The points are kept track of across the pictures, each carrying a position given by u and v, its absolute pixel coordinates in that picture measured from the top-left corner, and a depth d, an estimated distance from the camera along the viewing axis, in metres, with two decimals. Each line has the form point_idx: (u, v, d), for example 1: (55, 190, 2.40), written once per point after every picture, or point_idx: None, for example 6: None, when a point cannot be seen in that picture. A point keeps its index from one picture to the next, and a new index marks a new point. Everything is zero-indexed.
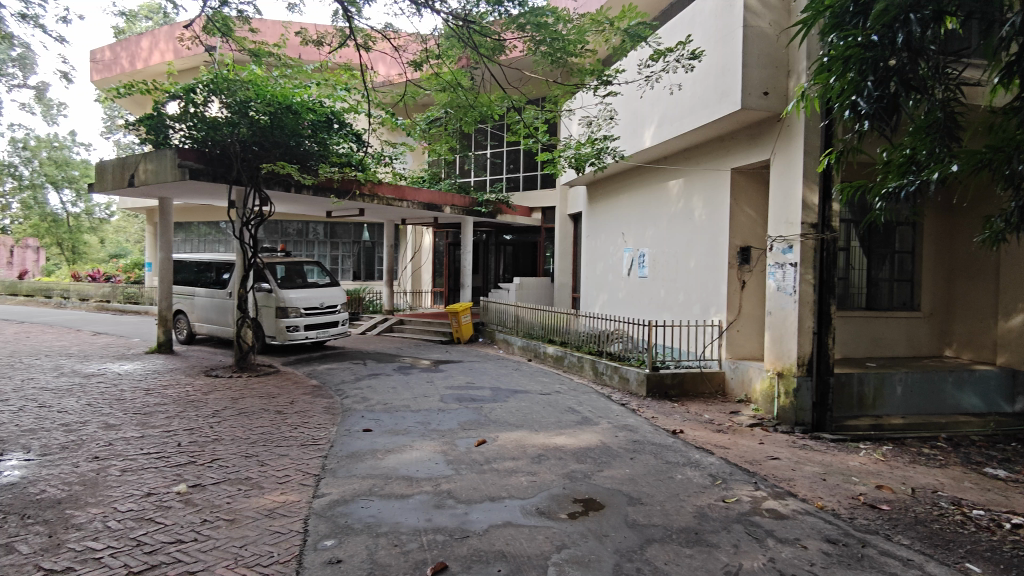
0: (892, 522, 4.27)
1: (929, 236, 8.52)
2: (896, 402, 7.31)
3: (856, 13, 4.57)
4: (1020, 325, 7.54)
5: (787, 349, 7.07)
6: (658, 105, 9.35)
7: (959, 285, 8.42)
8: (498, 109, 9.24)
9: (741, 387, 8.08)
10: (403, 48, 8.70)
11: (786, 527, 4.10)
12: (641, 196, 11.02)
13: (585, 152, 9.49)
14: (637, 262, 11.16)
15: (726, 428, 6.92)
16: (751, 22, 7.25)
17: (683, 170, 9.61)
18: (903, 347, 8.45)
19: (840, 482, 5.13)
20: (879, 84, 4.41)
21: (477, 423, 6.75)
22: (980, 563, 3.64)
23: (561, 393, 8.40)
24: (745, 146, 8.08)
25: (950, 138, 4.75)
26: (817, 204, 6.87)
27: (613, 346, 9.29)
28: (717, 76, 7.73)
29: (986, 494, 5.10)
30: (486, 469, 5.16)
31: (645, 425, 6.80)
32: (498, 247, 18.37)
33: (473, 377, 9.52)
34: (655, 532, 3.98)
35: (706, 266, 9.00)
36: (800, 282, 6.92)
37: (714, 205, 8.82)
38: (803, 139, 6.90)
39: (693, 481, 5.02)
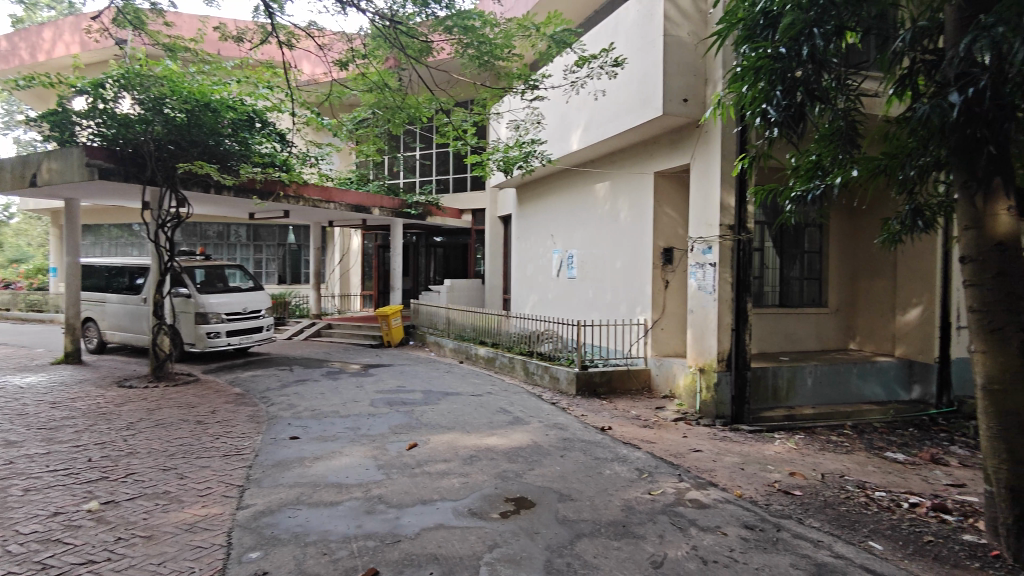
0: (803, 506, 4.53)
1: (836, 237, 9.07)
2: (808, 393, 7.75)
3: (766, 26, 4.78)
4: (915, 319, 8.13)
5: (708, 346, 7.38)
6: (583, 110, 9.56)
7: (862, 283, 9.00)
8: (425, 111, 9.21)
9: (666, 383, 8.36)
10: (328, 47, 8.55)
11: (707, 516, 4.29)
12: (569, 198, 11.21)
13: (514, 155, 9.59)
14: (565, 263, 11.34)
15: (651, 423, 7.15)
16: (671, 31, 7.54)
17: (610, 174, 9.85)
18: (813, 341, 8.96)
19: (756, 471, 5.40)
20: (787, 94, 4.67)
21: (408, 426, 6.70)
22: (881, 541, 3.91)
23: (492, 394, 8.45)
24: (667, 150, 8.36)
25: (851, 145, 5.08)
26: (733, 206, 7.22)
27: (544, 346, 9.43)
28: (640, 83, 7.97)
29: (888, 476, 5.48)
30: (417, 473, 5.14)
31: (575, 423, 6.93)
32: (428, 249, 18.30)
33: (404, 381, 9.43)
34: (584, 527, 4.07)
35: (632, 266, 9.26)
36: (719, 281, 7.23)
37: (638, 207, 9.09)
38: (721, 145, 7.21)
39: (620, 475, 5.17)
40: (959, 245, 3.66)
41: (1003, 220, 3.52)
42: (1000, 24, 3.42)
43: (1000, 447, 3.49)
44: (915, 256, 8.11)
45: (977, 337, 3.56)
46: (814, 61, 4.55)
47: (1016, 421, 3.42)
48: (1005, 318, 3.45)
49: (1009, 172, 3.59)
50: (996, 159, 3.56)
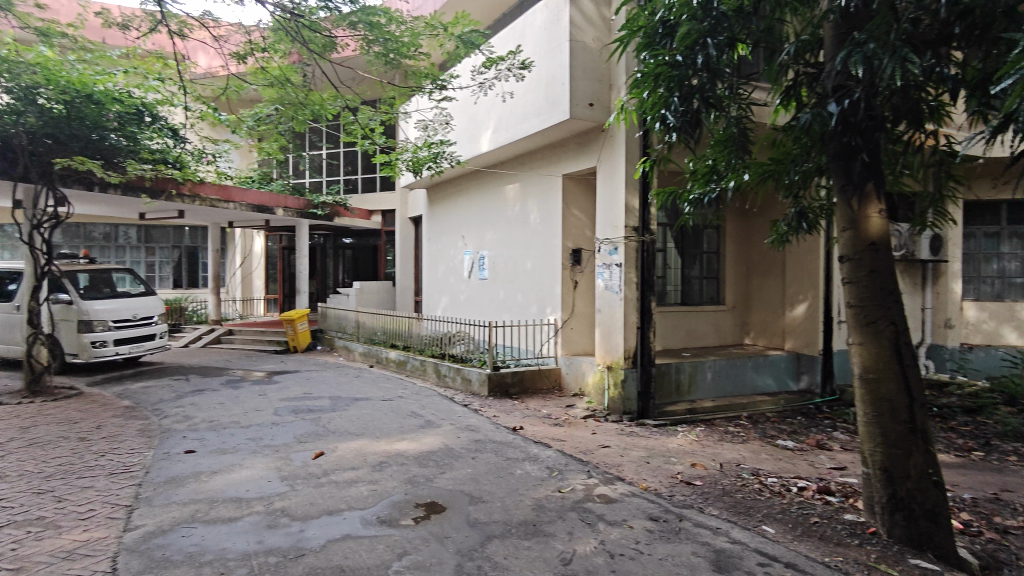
0: (703, 495, 4.74)
1: (731, 237, 9.57)
2: (707, 387, 8.11)
3: (664, 35, 4.97)
4: (802, 314, 8.70)
5: (615, 344, 7.59)
6: (492, 111, 9.61)
7: (755, 281, 9.53)
8: (330, 108, 8.94)
9: (576, 382, 8.53)
10: (225, 38, 8.13)
11: (614, 510, 4.40)
12: (479, 199, 11.23)
13: (422, 155, 9.50)
14: (476, 264, 11.33)
15: (562, 421, 7.26)
16: (577, 36, 7.72)
17: (519, 175, 9.94)
18: (712, 337, 9.39)
19: (661, 464, 5.60)
20: (684, 100, 4.88)
21: (315, 434, 6.47)
22: (774, 524, 4.15)
23: (403, 398, 8.32)
24: (574, 153, 8.54)
25: (743, 150, 5.39)
26: (637, 208, 7.47)
27: (455, 348, 9.37)
28: (547, 86, 8.09)
29: (779, 463, 5.83)
30: (324, 482, 4.97)
31: (487, 424, 6.94)
32: (336, 251, 17.87)
33: (310, 387, 9.11)
34: (495, 528, 4.07)
35: (542, 267, 9.38)
36: (625, 280, 7.47)
37: (547, 209, 9.23)
38: (625, 148, 7.44)
39: (531, 474, 5.21)
40: (839, 245, 3.94)
41: (874, 222, 3.80)
42: (871, 42, 3.72)
43: (875, 431, 3.76)
44: (800, 256, 8.69)
45: (853, 329, 3.83)
46: (708, 69, 4.77)
47: (888, 407, 3.70)
48: (877, 313, 3.73)
49: (880, 178, 3.89)
50: (869, 166, 3.87)
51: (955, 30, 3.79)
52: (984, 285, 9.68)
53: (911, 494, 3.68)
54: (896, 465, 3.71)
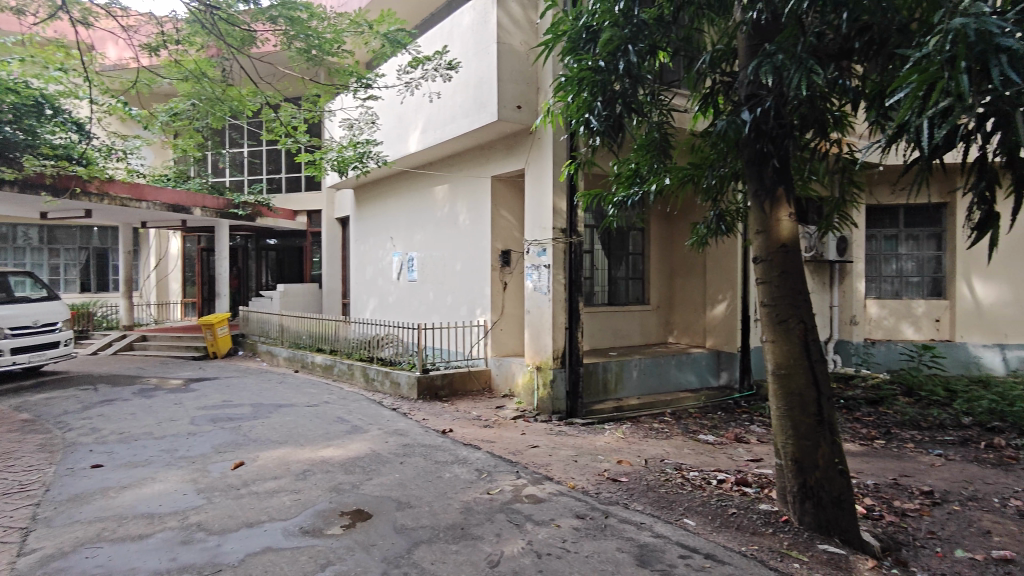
0: (629, 491, 4.85)
1: (655, 239, 9.83)
2: (633, 385, 8.30)
3: (588, 40, 5.05)
4: (722, 313, 9.05)
5: (544, 344, 7.66)
6: (419, 112, 9.51)
7: (678, 282, 9.84)
8: (250, 104, 8.60)
9: (505, 383, 8.56)
10: (134, 28, 7.69)
11: (542, 510, 4.44)
12: (407, 200, 11.09)
13: (348, 155, 9.31)
14: (405, 266, 11.19)
15: (492, 423, 7.26)
16: (504, 39, 7.75)
17: (448, 176, 9.88)
18: (637, 336, 9.62)
19: (588, 462, 5.69)
20: (607, 105, 4.98)
21: (235, 444, 6.21)
22: (694, 517, 4.29)
23: (329, 404, 8.11)
24: (502, 155, 8.57)
25: (664, 155, 5.54)
26: (565, 210, 7.57)
27: (384, 351, 9.23)
28: (475, 87, 8.08)
29: (700, 457, 6.04)
30: (244, 493, 4.77)
31: (415, 428, 6.86)
32: (259, 253, 17.29)
33: (230, 394, 8.74)
34: (422, 533, 4.03)
35: (471, 268, 9.36)
36: (553, 281, 7.55)
37: (476, 211, 9.21)
38: (553, 151, 7.53)
39: (460, 477, 5.19)
40: (753, 247, 4.10)
41: (784, 225, 3.99)
42: (780, 53, 3.90)
43: (787, 425, 3.95)
44: (720, 257, 9.04)
45: (767, 328, 4.01)
46: (630, 76, 4.89)
47: (799, 401, 3.89)
48: (788, 311, 3.92)
49: (790, 183, 4.09)
50: (779, 172, 4.06)
51: (855, 45, 4.03)
52: (885, 285, 10.37)
53: (819, 483, 3.88)
54: (806, 456, 3.90)
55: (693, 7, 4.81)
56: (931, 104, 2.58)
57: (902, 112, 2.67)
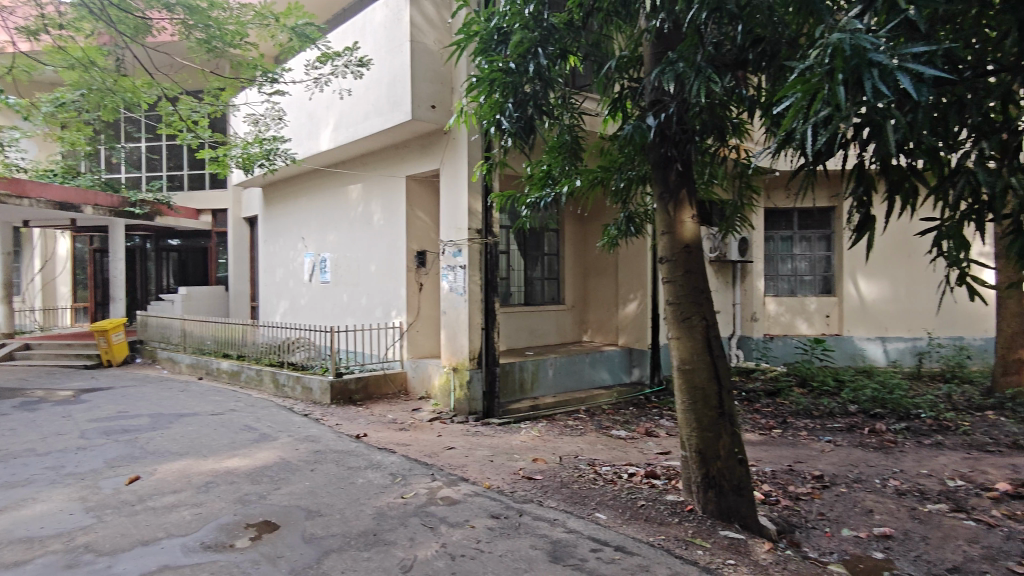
0: (543, 489, 4.91)
1: (569, 240, 10.01)
2: (549, 383, 8.41)
3: (500, 41, 5.08)
4: (633, 311, 9.34)
5: (460, 345, 7.65)
6: (330, 108, 9.26)
7: (592, 282, 10.07)
8: (145, 97, 8.10)
9: (422, 384, 8.49)
10: (10, 10, 7.07)
11: (457, 511, 4.42)
12: (319, 199, 10.79)
13: (254, 152, 8.96)
14: (317, 267, 10.87)
15: (407, 426, 7.17)
16: (417, 38, 7.67)
17: (361, 175, 9.69)
18: (553, 336, 9.75)
19: (503, 461, 5.72)
20: (518, 107, 5.04)
21: (130, 458, 5.82)
22: (606, 511, 4.40)
23: (236, 411, 7.76)
24: (416, 154, 8.49)
25: (575, 157, 5.67)
26: (480, 211, 7.58)
27: (294, 355, 8.92)
28: (388, 85, 7.96)
29: (613, 452, 6.21)
30: (139, 510, 4.48)
31: (328, 434, 6.67)
32: (159, 254, 16.18)
33: (125, 405, 8.19)
34: (332, 542, 3.92)
35: (385, 269, 9.19)
36: (469, 282, 7.55)
37: (390, 211, 9.06)
38: (467, 152, 7.54)
39: (373, 482, 5.09)
40: (660, 247, 4.23)
41: (687, 226, 4.16)
42: (681, 61, 4.08)
43: (690, 418, 4.11)
44: (631, 257, 9.34)
45: (672, 326, 4.16)
46: (540, 78, 5.00)
47: (702, 394, 4.06)
48: (691, 309, 4.08)
49: (692, 186, 4.27)
50: (682, 176, 4.24)
51: (749, 56, 4.24)
52: (781, 283, 10.99)
53: (720, 472, 4.07)
54: (708, 447, 4.08)
55: (601, 14, 4.92)
56: (813, 112, 2.78)
57: (788, 120, 2.86)
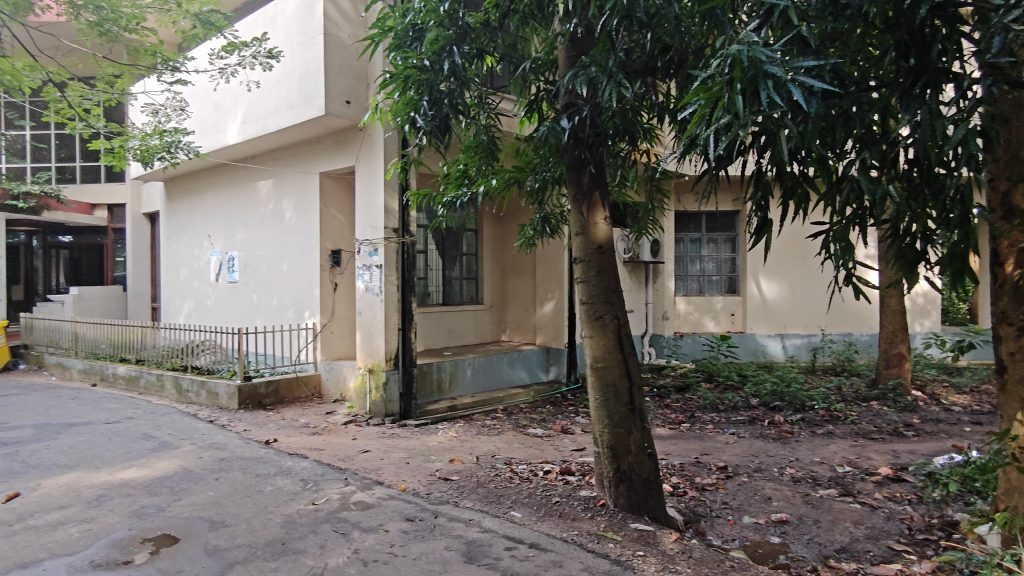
0: (459, 489, 4.89)
1: (488, 239, 10.01)
2: (467, 383, 8.39)
3: (415, 38, 5.03)
4: (550, 311, 9.47)
5: (376, 346, 7.50)
6: (237, 100, 8.86)
7: (510, 282, 10.13)
8: (28, 81, 7.46)
9: (336, 387, 8.29)
10: None
11: (371, 516, 4.33)
12: (226, 195, 10.30)
13: (152, 144, 8.46)
14: (225, 266, 10.38)
15: (321, 430, 6.97)
16: (331, 31, 7.48)
17: (272, 171, 9.33)
18: (472, 336, 9.74)
19: (420, 463, 5.66)
20: (433, 105, 5.01)
21: (8, 472, 5.34)
22: (521, 509, 4.43)
23: (133, 419, 7.29)
24: (330, 151, 8.27)
25: (491, 157, 5.70)
26: (397, 210, 7.49)
27: (199, 359, 8.48)
28: (300, 78, 7.71)
29: (529, 450, 6.27)
30: (18, 529, 4.12)
31: (235, 440, 6.38)
32: (48, 252, 14.91)
33: (5, 415, 7.52)
34: (237, 553, 3.75)
35: (297, 268, 8.89)
36: (385, 282, 7.42)
37: (303, 209, 8.77)
38: (383, 150, 7.42)
39: (283, 490, 4.91)
40: (574, 248, 4.30)
41: (600, 228, 4.25)
42: (594, 65, 4.19)
43: (603, 414, 4.21)
44: (548, 258, 9.48)
45: (585, 325, 4.24)
46: (456, 78, 4.99)
47: (613, 391, 4.17)
48: (603, 309, 4.18)
49: (605, 189, 4.37)
50: (595, 178, 4.34)
51: (658, 63, 4.36)
52: (690, 283, 11.46)
53: (630, 467, 4.19)
54: (620, 442, 4.19)
55: (517, 15, 4.95)
56: (715, 118, 2.91)
57: (691, 126, 2.98)
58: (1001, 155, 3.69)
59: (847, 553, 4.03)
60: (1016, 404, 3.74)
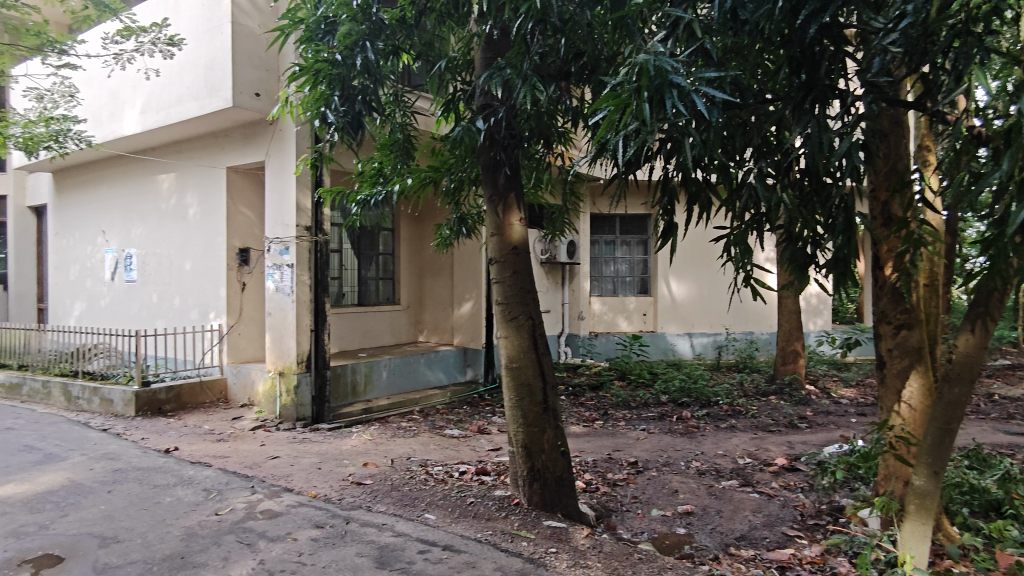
0: (373, 493, 4.80)
1: (405, 238, 9.88)
2: (382, 385, 8.25)
3: (326, 32, 4.90)
4: (468, 312, 9.47)
5: (287, 348, 7.24)
6: (134, 89, 8.33)
7: (427, 282, 10.04)
8: None
9: (244, 392, 7.94)
10: None
11: (278, 524, 4.17)
12: (123, 189, 9.66)
13: (37, 132, 7.82)
14: (121, 264, 9.73)
15: (226, 436, 6.66)
16: (240, 20, 7.18)
17: (174, 164, 8.83)
18: (388, 337, 9.57)
19: (332, 468, 5.51)
20: (345, 101, 4.93)
21: None
22: (435, 511, 4.40)
23: (13, 430, 6.70)
24: (238, 145, 7.92)
25: (406, 157, 5.65)
26: (309, 207, 7.27)
27: (91, 364, 7.92)
28: (205, 68, 7.35)
29: (445, 451, 6.24)
30: None
31: (130, 450, 6.00)
32: None
33: None
34: (130, 570, 3.52)
35: (201, 267, 8.45)
36: (297, 282, 7.18)
37: (208, 204, 8.35)
38: (295, 144, 7.18)
39: (183, 500, 4.65)
40: (489, 248, 4.31)
41: (515, 229, 4.28)
42: (508, 68, 4.21)
43: (517, 414, 4.24)
44: (465, 258, 9.47)
45: (499, 325, 4.26)
46: (368, 73, 4.91)
47: (527, 390, 4.21)
48: (518, 309, 4.21)
49: (520, 191, 4.40)
50: (510, 179, 4.37)
51: (571, 68, 4.48)
52: (605, 284, 11.74)
53: (544, 465, 4.25)
54: (533, 441, 4.24)
55: (433, 14, 4.87)
56: (624, 124, 2.99)
57: (601, 131, 3.06)
58: (880, 167, 4.01)
59: (745, 541, 4.25)
60: (893, 397, 4.08)
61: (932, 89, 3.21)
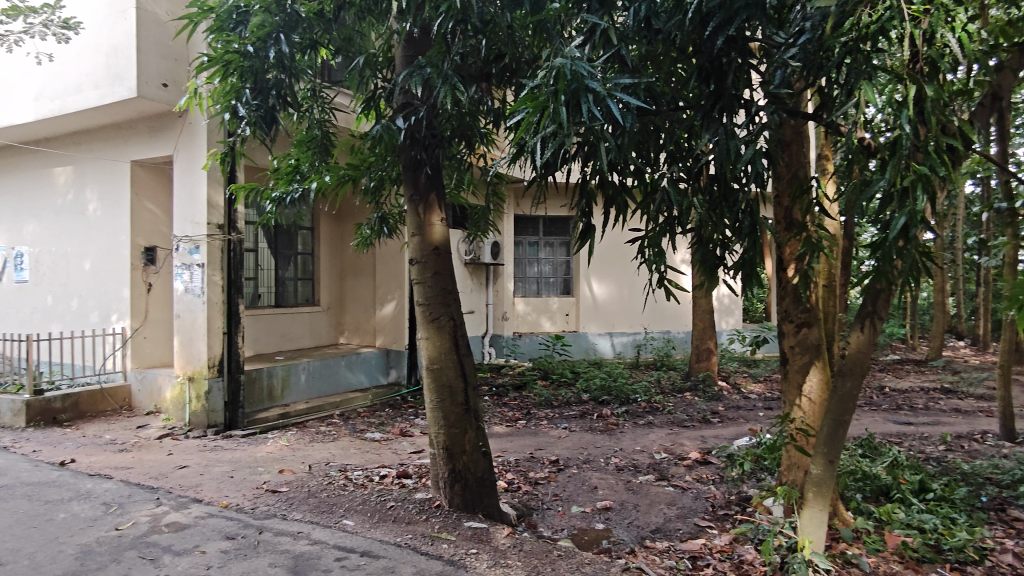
0: (288, 501, 4.65)
1: (325, 237, 9.63)
2: (300, 389, 8.00)
3: (237, 22, 4.69)
4: (390, 312, 9.33)
5: (196, 352, 6.91)
6: (24, 74, 7.72)
7: (349, 282, 9.83)
8: None
9: (149, 399, 7.51)
10: None
11: (184, 538, 3.97)
12: (13, 183, 8.92)
13: None
14: (10, 264, 8.98)
15: (129, 446, 6.27)
16: (145, 5, 6.81)
17: (70, 156, 8.24)
18: (307, 338, 9.30)
19: (245, 476, 5.30)
20: (258, 95, 4.77)
21: None
22: (353, 517, 4.30)
23: None
24: (143, 137, 7.49)
25: (324, 154, 5.50)
26: (221, 204, 6.97)
27: None
28: (105, 54, 6.90)
29: (365, 455, 6.12)
30: None
31: (19, 464, 5.55)
32: None
33: None
34: None
35: (102, 266, 7.93)
36: (208, 282, 6.86)
37: (110, 200, 7.85)
38: (206, 138, 6.87)
39: (79, 516, 4.34)
40: (410, 248, 4.26)
41: (436, 229, 4.25)
42: (429, 67, 4.17)
43: (438, 415, 4.21)
44: (387, 258, 9.33)
45: (421, 326, 4.21)
46: (281, 67, 4.74)
47: (449, 391, 4.19)
48: (440, 310, 4.18)
49: (441, 191, 4.38)
50: (431, 179, 4.34)
51: (492, 69, 4.48)
52: (529, 285, 11.84)
53: (465, 466, 4.24)
54: (454, 442, 4.22)
55: (353, 8, 4.76)
56: (541, 126, 3.01)
57: (520, 133, 3.07)
58: (783, 174, 4.24)
59: (660, 533, 4.39)
60: (795, 391, 4.32)
61: (827, 101, 3.40)
